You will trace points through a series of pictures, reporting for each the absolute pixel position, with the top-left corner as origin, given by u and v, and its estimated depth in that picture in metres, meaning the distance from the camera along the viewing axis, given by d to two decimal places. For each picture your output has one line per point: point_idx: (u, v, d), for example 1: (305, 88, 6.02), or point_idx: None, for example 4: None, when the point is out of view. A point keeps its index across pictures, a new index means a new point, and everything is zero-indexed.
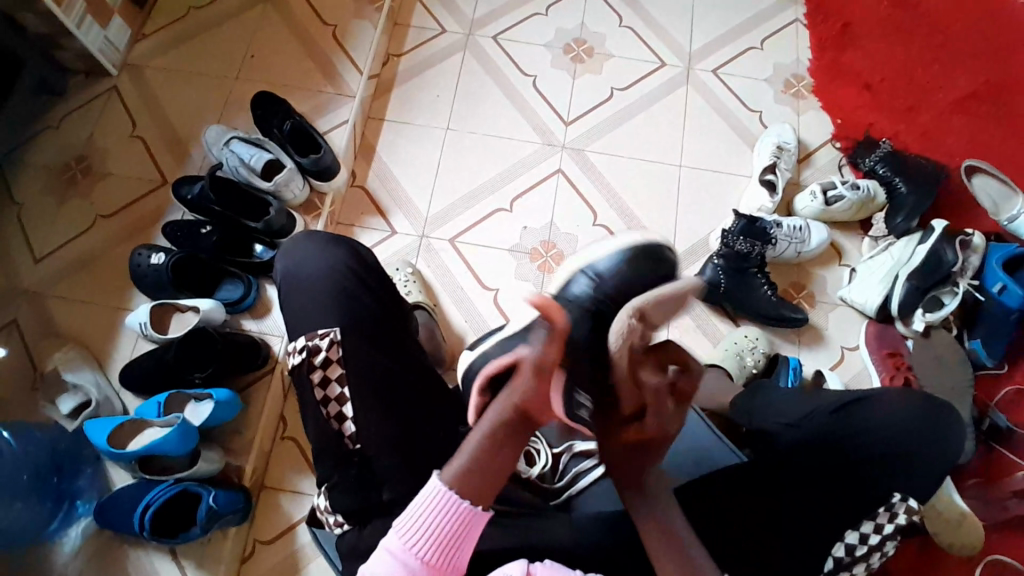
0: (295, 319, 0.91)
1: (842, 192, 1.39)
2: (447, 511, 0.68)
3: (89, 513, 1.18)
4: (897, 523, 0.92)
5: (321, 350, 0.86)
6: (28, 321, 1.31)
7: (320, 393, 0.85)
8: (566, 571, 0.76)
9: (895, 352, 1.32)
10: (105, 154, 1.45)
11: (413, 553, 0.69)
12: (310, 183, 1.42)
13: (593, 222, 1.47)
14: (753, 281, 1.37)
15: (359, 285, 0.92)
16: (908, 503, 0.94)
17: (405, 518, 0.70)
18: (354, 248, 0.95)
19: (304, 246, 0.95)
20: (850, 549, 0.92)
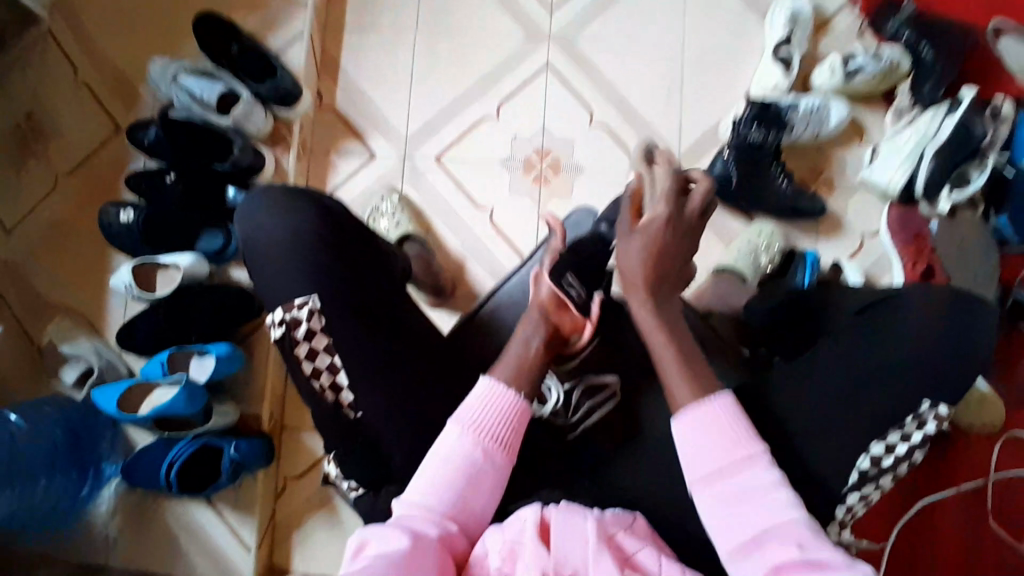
0: (265, 288, 0.82)
1: (864, 63, 1.25)
2: (504, 403, 0.77)
3: (117, 474, 1.22)
4: (926, 431, 0.80)
5: (302, 322, 0.79)
6: (14, 295, 1.28)
7: (308, 366, 0.80)
8: (582, 512, 0.69)
9: (919, 234, 1.21)
10: (53, 107, 1.33)
11: (474, 442, 0.74)
12: (272, 111, 1.31)
13: (590, 122, 1.35)
14: (768, 174, 1.26)
15: (325, 246, 0.82)
16: (939, 410, 0.80)
17: (465, 413, 0.76)
18: (319, 203, 0.84)
19: (261, 208, 0.84)
20: (876, 462, 0.79)
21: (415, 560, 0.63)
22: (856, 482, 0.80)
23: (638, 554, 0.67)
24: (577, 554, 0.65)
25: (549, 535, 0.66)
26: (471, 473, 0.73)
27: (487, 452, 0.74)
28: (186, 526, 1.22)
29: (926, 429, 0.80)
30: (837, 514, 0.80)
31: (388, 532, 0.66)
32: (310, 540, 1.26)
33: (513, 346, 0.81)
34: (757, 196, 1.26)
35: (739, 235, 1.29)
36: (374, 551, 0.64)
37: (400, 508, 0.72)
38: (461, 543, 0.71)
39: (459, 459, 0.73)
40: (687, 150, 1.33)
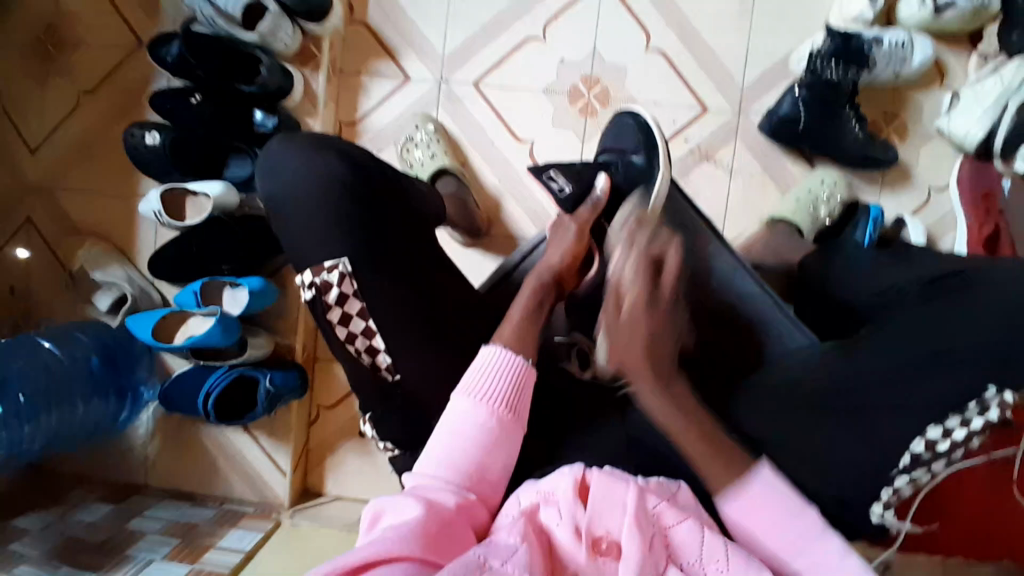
0: (289, 242, 0.76)
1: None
2: (506, 367, 0.74)
3: (155, 398, 1.25)
4: (990, 418, 0.68)
5: (333, 287, 0.73)
6: (45, 218, 1.26)
7: (342, 331, 0.75)
8: (623, 478, 0.66)
9: (989, 193, 1.11)
10: (69, 14, 1.24)
11: (485, 410, 0.71)
12: (299, 25, 1.19)
13: (646, 46, 1.22)
14: (841, 117, 1.13)
15: (349, 199, 0.73)
16: (1005, 396, 0.67)
17: (471, 380, 0.73)
18: (346, 153, 0.75)
19: (284, 156, 0.76)
20: (931, 446, 0.69)
21: (430, 524, 0.60)
22: (908, 465, 0.70)
23: (677, 527, 0.64)
24: (612, 518, 0.63)
25: (586, 495, 0.66)
26: (485, 440, 0.70)
27: (499, 418, 0.72)
28: (228, 451, 1.28)
29: (987, 415, 0.68)
30: (882, 496, 0.71)
31: (401, 499, 0.63)
32: (342, 466, 1.30)
33: (532, 279, 0.84)
34: (825, 138, 1.14)
35: (801, 181, 1.19)
36: (388, 523, 0.61)
37: (414, 479, 0.69)
38: (480, 516, 0.67)
39: (471, 430, 0.71)
40: (752, 84, 1.21)
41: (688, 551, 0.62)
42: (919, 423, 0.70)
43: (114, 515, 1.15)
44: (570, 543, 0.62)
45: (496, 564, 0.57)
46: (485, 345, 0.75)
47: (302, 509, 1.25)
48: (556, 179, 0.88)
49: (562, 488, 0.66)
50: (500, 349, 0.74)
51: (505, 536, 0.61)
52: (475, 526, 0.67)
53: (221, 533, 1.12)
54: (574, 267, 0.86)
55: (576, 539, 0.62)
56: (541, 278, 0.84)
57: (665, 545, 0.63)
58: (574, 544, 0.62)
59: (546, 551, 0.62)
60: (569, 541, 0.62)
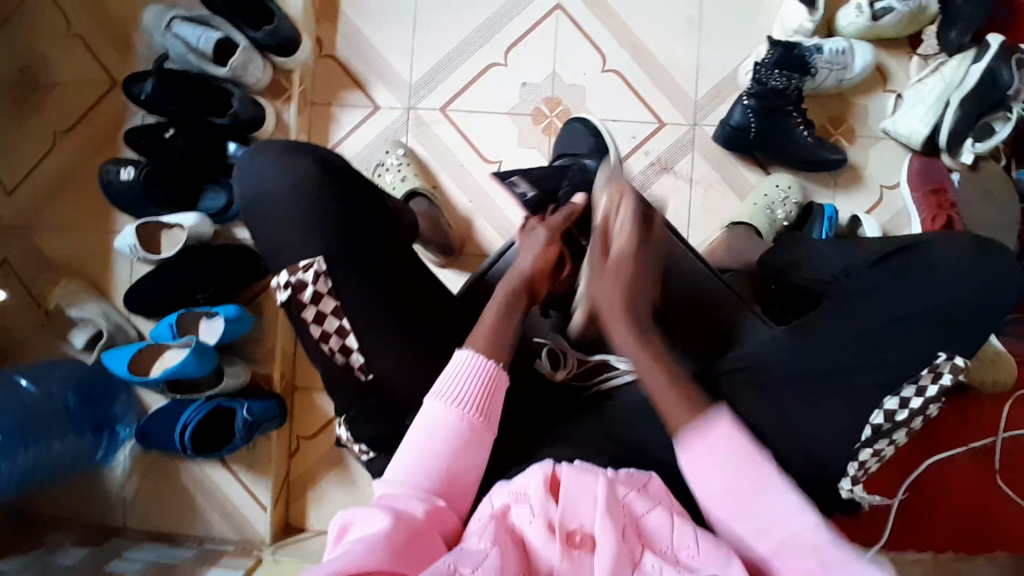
0: (265, 249, 0.78)
1: (891, 3, 1.16)
2: (477, 371, 0.74)
3: (131, 437, 1.22)
4: (942, 384, 0.76)
5: (308, 285, 0.75)
6: (19, 259, 1.26)
7: (316, 331, 0.77)
8: (597, 472, 0.66)
9: (939, 187, 1.19)
10: (43, 59, 1.28)
11: (457, 413, 0.72)
12: (270, 60, 1.24)
13: (603, 67, 1.28)
14: (788, 122, 1.19)
15: (327, 200, 0.76)
16: (955, 361, 0.76)
17: (443, 385, 0.74)
18: (320, 156, 0.78)
19: (261, 164, 0.79)
20: (890, 416, 0.75)
21: (403, 535, 0.60)
22: (868, 438, 0.75)
23: (647, 515, 0.65)
24: (585, 510, 0.63)
25: (557, 488, 0.65)
26: (457, 443, 0.71)
27: (469, 421, 0.72)
28: (207, 487, 1.25)
29: (941, 381, 0.76)
30: (849, 470, 0.76)
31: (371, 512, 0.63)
32: (324, 497, 1.29)
33: (501, 287, 0.84)
34: (774, 144, 1.21)
35: (754, 188, 1.25)
36: (356, 535, 0.61)
37: (384, 485, 0.69)
38: (450, 521, 0.68)
39: (442, 432, 0.71)
40: (705, 98, 1.27)
41: (660, 541, 0.63)
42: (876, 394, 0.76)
43: (90, 557, 1.11)
44: (544, 540, 0.62)
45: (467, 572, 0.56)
46: (459, 349, 0.76)
47: (283, 545, 1.21)
48: (520, 185, 1.00)
49: (533, 484, 0.65)
50: (472, 354, 0.75)
51: (477, 540, 0.61)
52: (446, 533, 0.67)
53: (200, 570, 1.09)
54: (546, 268, 0.86)
55: (550, 536, 0.62)
56: (512, 284, 0.84)
57: (640, 534, 0.63)
58: (547, 539, 0.61)
59: (520, 551, 0.61)
60: (542, 539, 0.62)
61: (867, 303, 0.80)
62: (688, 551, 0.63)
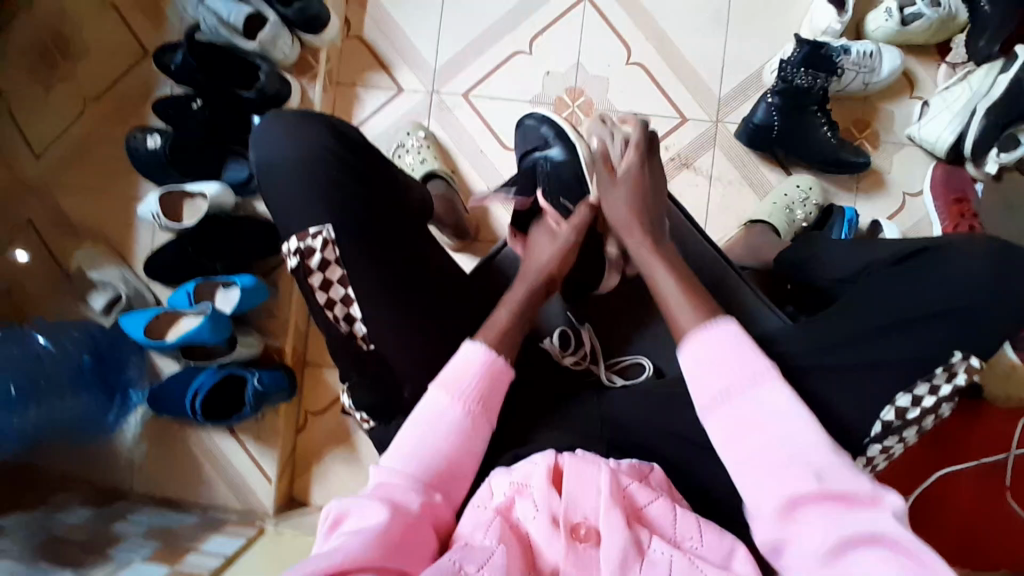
0: (284, 216, 0.80)
1: (921, 9, 1.15)
2: (481, 367, 0.75)
3: (143, 401, 1.24)
4: (957, 384, 0.73)
5: (316, 252, 0.77)
6: (44, 220, 1.29)
7: (322, 297, 0.79)
8: (597, 462, 0.66)
9: (962, 198, 1.17)
10: (77, 26, 1.30)
11: (460, 401, 0.73)
12: (298, 37, 1.26)
13: (627, 60, 1.28)
14: (811, 122, 1.18)
15: (340, 170, 0.80)
16: (970, 362, 0.73)
17: (448, 373, 0.75)
18: (337, 126, 0.82)
19: (280, 129, 0.83)
20: (901, 414, 0.73)
21: (398, 529, 0.60)
22: (879, 434, 0.74)
23: (648, 506, 0.65)
24: (588, 502, 0.64)
25: (560, 481, 0.66)
26: (457, 430, 0.72)
27: (474, 410, 0.73)
28: (213, 453, 1.27)
29: (955, 382, 0.73)
30: (857, 466, 0.75)
31: (366, 505, 0.63)
32: (327, 473, 1.30)
33: (520, 285, 0.85)
34: (797, 145, 1.20)
35: (775, 187, 1.24)
36: (351, 527, 0.61)
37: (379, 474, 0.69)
38: (444, 512, 0.68)
39: (444, 423, 0.72)
40: (729, 95, 1.27)
41: (661, 528, 0.65)
42: (887, 394, 0.74)
43: (96, 517, 1.11)
44: (548, 531, 0.63)
45: (472, 571, 0.56)
46: (467, 342, 0.77)
47: (285, 517, 1.23)
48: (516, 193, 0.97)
49: (536, 476, 0.66)
50: (477, 351, 0.76)
51: (482, 538, 0.62)
52: (440, 523, 0.67)
53: (203, 538, 1.10)
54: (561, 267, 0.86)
55: (554, 528, 0.62)
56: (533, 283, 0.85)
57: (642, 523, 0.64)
58: (551, 533, 0.62)
59: (525, 547, 0.63)
60: (546, 535, 0.62)
61: (879, 297, 0.79)
62: (693, 541, 0.64)
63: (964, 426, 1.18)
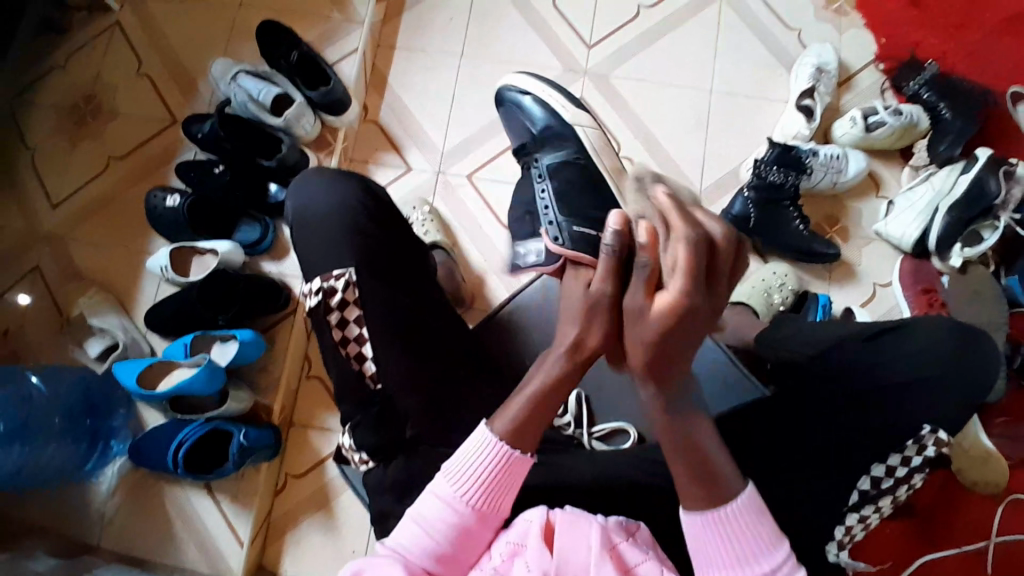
0: (309, 257, 0.91)
1: (884, 118, 1.32)
2: (498, 457, 0.71)
3: (124, 453, 1.23)
4: (926, 455, 0.83)
5: (337, 291, 0.87)
6: (51, 267, 1.33)
7: (338, 334, 0.87)
8: (591, 518, 0.71)
9: (929, 289, 1.28)
10: (112, 93, 1.42)
11: (461, 498, 0.71)
12: (320, 117, 1.38)
13: (617, 153, 1.41)
14: (785, 215, 1.30)
15: (368, 217, 0.92)
16: (938, 435, 0.84)
17: (455, 465, 0.72)
18: (366, 184, 0.95)
19: (315, 182, 0.95)
20: (876, 482, 0.84)
21: None
22: (856, 502, 0.84)
23: (640, 566, 0.68)
24: (578, 557, 0.67)
25: (553, 537, 0.69)
26: (461, 531, 0.70)
27: (476, 510, 0.71)
28: (187, 512, 1.23)
29: (926, 453, 0.84)
30: (837, 533, 0.83)
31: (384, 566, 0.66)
32: (303, 540, 1.26)
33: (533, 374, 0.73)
34: (774, 235, 1.30)
35: (755, 272, 1.32)
36: None
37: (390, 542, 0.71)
38: None
39: (446, 513, 0.70)
40: (710, 187, 1.39)
41: None
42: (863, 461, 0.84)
43: (62, 567, 1.07)
44: None
45: None
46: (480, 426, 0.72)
47: None
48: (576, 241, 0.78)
49: (532, 531, 0.69)
50: (495, 436, 0.71)
51: None
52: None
53: None
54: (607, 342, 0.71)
55: None
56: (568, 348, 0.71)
57: None
58: None
59: None
60: None
61: (844, 372, 0.90)
62: None
63: (945, 512, 1.20)
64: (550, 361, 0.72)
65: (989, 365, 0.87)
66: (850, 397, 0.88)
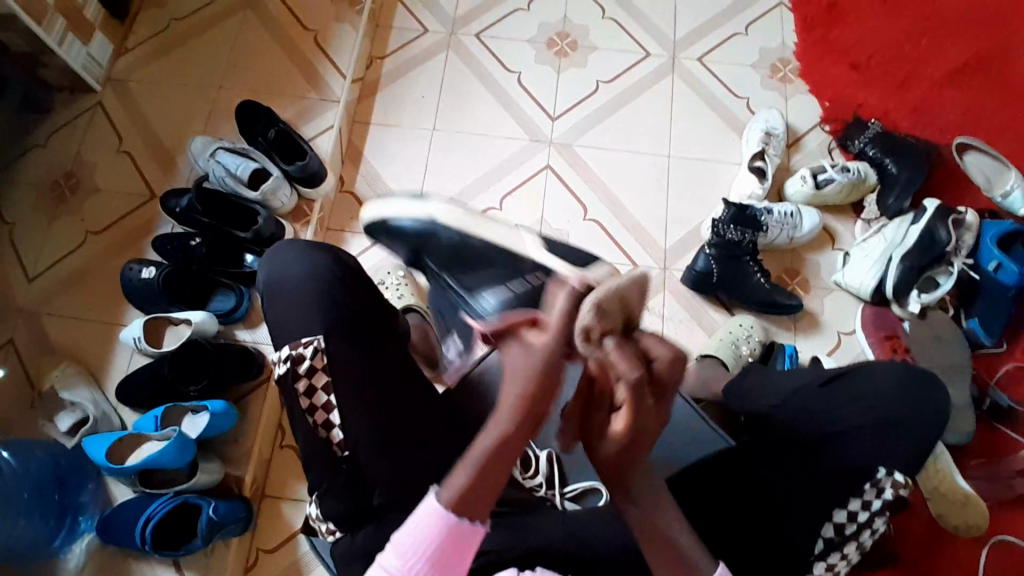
0: (278, 325, 0.93)
1: (832, 175, 1.40)
2: (446, 528, 0.66)
3: (92, 528, 1.20)
4: (885, 499, 0.84)
5: (306, 358, 0.88)
6: (25, 340, 1.33)
7: (305, 403, 0.88)
8: None
9: (892, 334, 1.33)
10: (93, 170, 1.46)
11: (407, 572, 0.67)
12: (296, 190, 1.42)
13: (584, 216, 1.47)
14: (745, 269, 1.34)
15: (336, 285, 0.94)
16: (894, 478, 0.85)
17: (402, 536, 0.68)
18: (336, 254, 0.98)
19: (285, 253, 0.98)
20: (840, 528, 0.84)
21: None
22: (821, 550, 0.84)
23: None
24: None
25: None
26: None
27: None
28: None
29: (885, 496, 0.84)
30: None
31: None
32: None
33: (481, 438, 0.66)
34: (736, 288, 1.35)
35: (722, 325, 1.36)
36: None
37: None
38: None
39: None
40: (673, 246, 1.44)
41: None
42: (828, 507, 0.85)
43: None
44: None
45: None
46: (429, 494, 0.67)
47: None
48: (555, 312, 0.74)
49: None
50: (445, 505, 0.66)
51: None
52: None
53: None
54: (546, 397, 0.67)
55: None
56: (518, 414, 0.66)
57: None
58: None
59: None
60: None
61: (808, 422, 0.91)
62: None
63: (928, 558, 1.19)
64: (510, 405, 0.66)
65: (944, 405, 0.90)
66: (810, 442, 0.89)
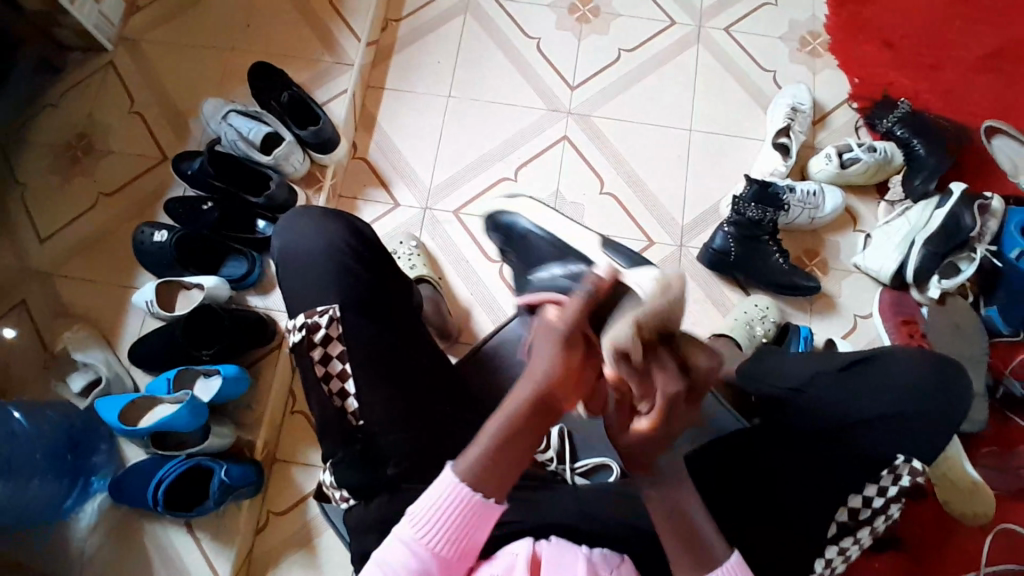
0: (293, 294, 0.92)
1: (858, 154, 1.36)
2: (460, 501, 0.68)
3: (104, 488, 1.22)
4: (902, 486, 0.85)
5: (321, 327, 0.88)
6: (37, 301, 1.33)
7: (321, 370, 0.88)
8: (572, 548, 0.74)
9: (910, 319, 1.30)
10: (105, 131, 1.44)
11: (426, 544, 0.69)
12: (310, 155, 1.40)
13: (600, 190, 1.45)
14: (764, 249, 1.32)
15: (351, 254, 0.93)
16: (913, 465, 0.85)
17: (419, 508, 0.70)
18: (352, 223, 0.96)
19: (299, 222, 0.96)
20: (853, 513, 0.86)
21: None
22: (834, 534, 0.86)
23: None
24: None
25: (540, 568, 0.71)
26: None
27: (437, 555, 0.69)
28: (166, 551, 1.20)
29: (901, 483, 0.85)
30: (816, 567, 0.86)
31: None
32: None
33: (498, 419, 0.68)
34: (753, 269, 1.33)
35: (737, 305, 1.34)
36: None
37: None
38: None
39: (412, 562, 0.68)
40: (690, 223, 1.42)
41: None
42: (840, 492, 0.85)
43: None
44: None
45: None
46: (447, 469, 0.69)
47: None
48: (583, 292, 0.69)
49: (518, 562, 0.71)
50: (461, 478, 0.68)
51: None
52: None
53: None
54: (568, 381, 0.66)
55: None
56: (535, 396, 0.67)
57: None
58: None
59: None
60: None
61: (825, 408, 0.90)
62: None
63: (934, 544, 1.19)
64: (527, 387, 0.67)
65: (964, 397, 0.88)
66: (828, 428, 0.88)
